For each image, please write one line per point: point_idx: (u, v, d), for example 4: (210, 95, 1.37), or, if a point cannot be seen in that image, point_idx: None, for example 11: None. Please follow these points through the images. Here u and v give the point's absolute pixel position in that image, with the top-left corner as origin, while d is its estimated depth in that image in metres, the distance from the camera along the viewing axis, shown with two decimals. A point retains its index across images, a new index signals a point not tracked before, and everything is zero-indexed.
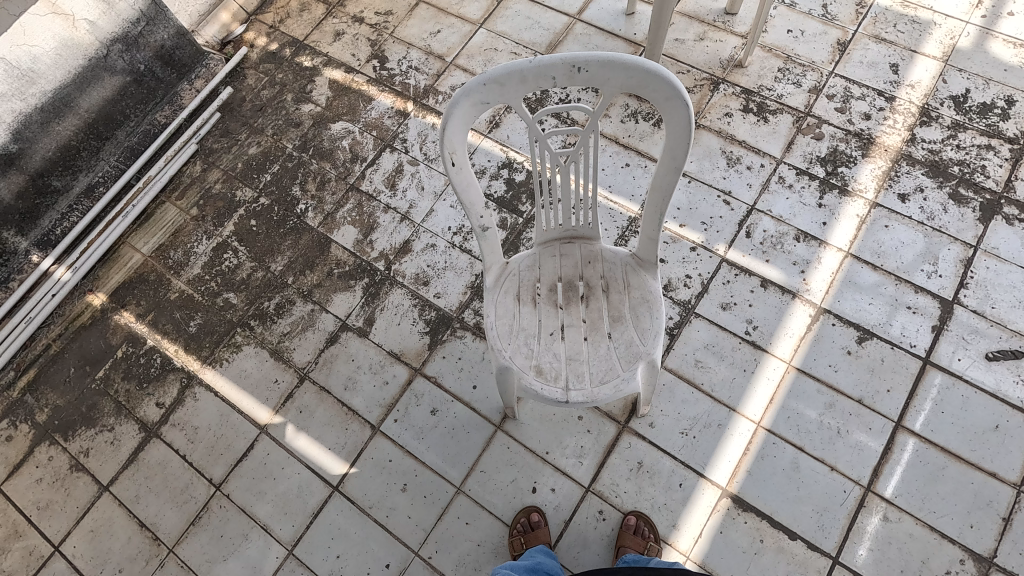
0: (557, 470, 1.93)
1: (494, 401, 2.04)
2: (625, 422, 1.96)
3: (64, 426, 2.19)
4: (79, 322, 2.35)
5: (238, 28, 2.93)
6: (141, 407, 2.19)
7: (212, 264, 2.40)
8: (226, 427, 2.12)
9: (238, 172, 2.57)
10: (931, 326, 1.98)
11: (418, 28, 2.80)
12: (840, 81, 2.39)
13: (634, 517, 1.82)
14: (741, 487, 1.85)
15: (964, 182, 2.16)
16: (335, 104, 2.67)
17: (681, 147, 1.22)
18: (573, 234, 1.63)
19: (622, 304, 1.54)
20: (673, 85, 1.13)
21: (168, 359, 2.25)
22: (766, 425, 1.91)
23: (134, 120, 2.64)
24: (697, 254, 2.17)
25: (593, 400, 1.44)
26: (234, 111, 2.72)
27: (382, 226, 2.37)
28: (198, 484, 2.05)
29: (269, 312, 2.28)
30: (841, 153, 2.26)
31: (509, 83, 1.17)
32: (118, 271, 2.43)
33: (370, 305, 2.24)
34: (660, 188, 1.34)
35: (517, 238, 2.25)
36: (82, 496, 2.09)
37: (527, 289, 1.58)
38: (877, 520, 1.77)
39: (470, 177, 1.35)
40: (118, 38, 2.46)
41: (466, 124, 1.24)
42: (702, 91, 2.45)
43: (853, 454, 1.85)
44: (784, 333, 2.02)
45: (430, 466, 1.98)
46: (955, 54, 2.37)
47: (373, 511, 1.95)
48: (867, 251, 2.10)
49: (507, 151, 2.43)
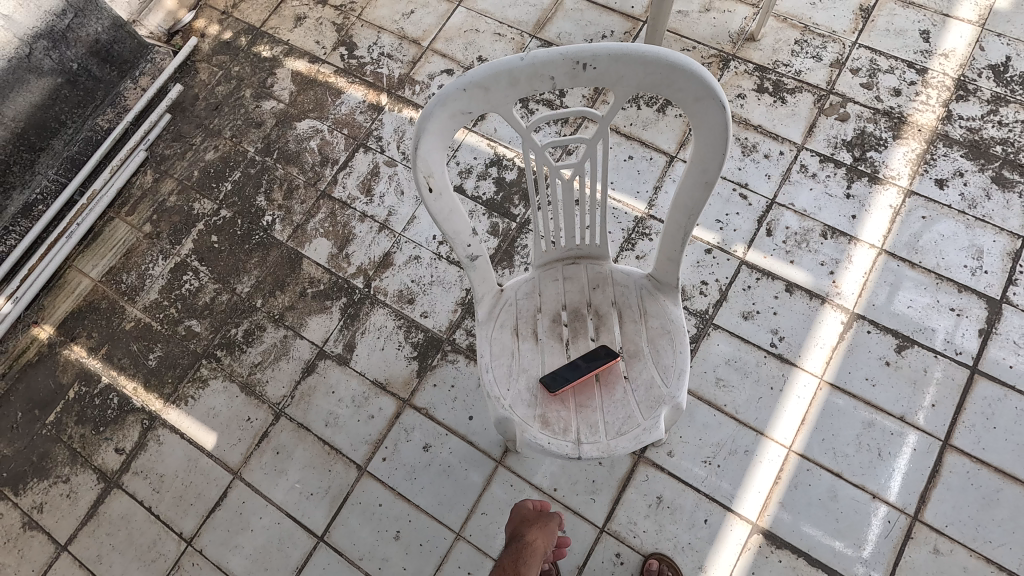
0: (566, 510, 1.73)
1: (493, 433, 1.82)
2: (641, 452, 1.75)
3: (14, 478, 1.96)
4: (25, 358, 2.10)
5: (186, 16, 2.61)
6: (98, 454, 1.96)
7: (170, 288, 2.14)
8: (195, 474, 1.90)
9: (195, 181, 2.30)
10: (978, 330, 1.77)
11: (389, 9, 2.50)
12: (864, 52, 2.13)
13: (657, 560, 1.63)
14: (773, 521, 1.66)
15: (1009, 164, 1.93)
16: (299, 100, 2.38)
17: (715, 156, 0.98)
18: (578, 253, 1.40)
19: (639, 336, 1.31)
20: (706, 83, 0.89)
21: (126, 398, 2.01)
22: (799, 450, 1.71)
23: (72, 126, 2.34)
24: (713, 257, 1.93)
25: (610, 453, 1.22)
26: (185, 111, 2.42)
27: (359, 237, 2.12)
28: (167, 539, 1.84)
29: (237, 340, 2.04)
30: (869, 136, 2.02)
31: (496, 88, 0.92)
32: (65, 300, 2.17)
33: (350, 328, 2.00)
34: (686, 204, 1.10)
35: (510, 247, 2.00)
36: (38, 557, 1.87)
37: (527, 322, 1.35)
38: (926, 553, 1.59)
39: (453, 202, 1.11)
40: (43, 33, 2.16)
41: (444, 140, 0.99)
42: (711, 70, 2.18)
43: (897, 479, 1.66)
44: (814, 344, 1.81)
45: (425, 509, 1.77)
46: (993, 17, 2.11)
47: (363, 564, 1.74)
48: (903, 246, 1.88)
49: (495, 147, 2.17)
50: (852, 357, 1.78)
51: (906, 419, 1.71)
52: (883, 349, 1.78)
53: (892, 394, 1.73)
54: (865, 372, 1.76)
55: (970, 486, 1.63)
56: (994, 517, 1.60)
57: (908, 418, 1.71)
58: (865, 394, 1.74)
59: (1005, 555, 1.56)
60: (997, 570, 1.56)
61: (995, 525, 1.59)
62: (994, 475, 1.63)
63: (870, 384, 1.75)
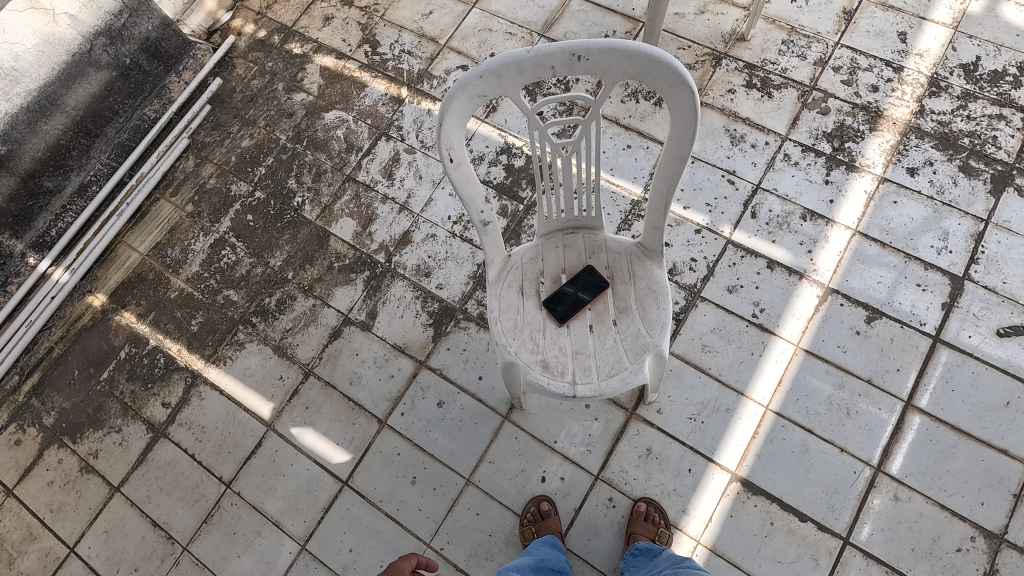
0: (564, 459, 1.93)
1: (500, 392, 2.03)
2: (633, 409, 1.95)
3: (72, 428, 2.19)
4: (81, 323, 2.34)
5: (223, 15, 2.86)
6: (147, 407, 2.18)
7: (210, 261, 2.37)
8: (234, 425, 2.12)
9: (232, 165, 2.53)
10: (941, 303, 1.95)
11: (410, 10, 2.72)
12: (846, 52, 2.32)
13: (644, 503, 1.82)
14: (750, 471, 1.84)
15: (975, 154, 2.11)
16: (327, 92, 2.61)
17: (687, 134, 1.18)
18: (576, 225, 1.60)
19: (628, 295, 1.52)
20: (677, 72, 1.09)
21: (172, 358, 2.24)
22: (775, 408, 1.90)
23: (123, 115, 2.59)
24: (702, 237, 2.13)
25: (600, 393, 1.42)
26: (224, 103, 2.67)
27: (381, 217, 2.33)
28: (209, 482, 2.05)
29: (271, 308, 2.26)
30: (848, 128, 2.21)
31: (506, 75, 1.13)
32: (116, 271, 2.40)
33: (373, 298, 2.21)
34: (665, 177, 1.30)
35: (518, 226, 2.21)
36: (94, 497, 2.09)
37: (530, 282, 1.56)
38: (887, 500, 1.77)
39: (469, 173, 1.31)
40: (102, 31, 2.40)
41: (463, 119, 1.20)
42: (704, 67, 2.38)
43: (863, 435, 1.84)
44: (791, 315, 2.00)
45: (438, 458, 1.98)
46: (965, 20, 2.30)
47: (383, 505, 1.95)
48: (875, 228, 2.06)
49: (505, 136, 2.38)
50: (825, 327, 1.97)
51: (873, 382, 1.89)
52: (854, 319, 1.97)
53: (861, 360, 1.92)
54: (836, 340, 1.95)
55: (928, 441, 1.81)
56: (949, 469, 1.78)
57: (874, 380, 1.89)
58: (836, 360, 1.93)
59: (959, 502, 1.74)
60: (950, 515, 1.73)
61: (950, 476, 1.77)
62: (950, 433, 1.81)
63: (841, 351, 1.94)
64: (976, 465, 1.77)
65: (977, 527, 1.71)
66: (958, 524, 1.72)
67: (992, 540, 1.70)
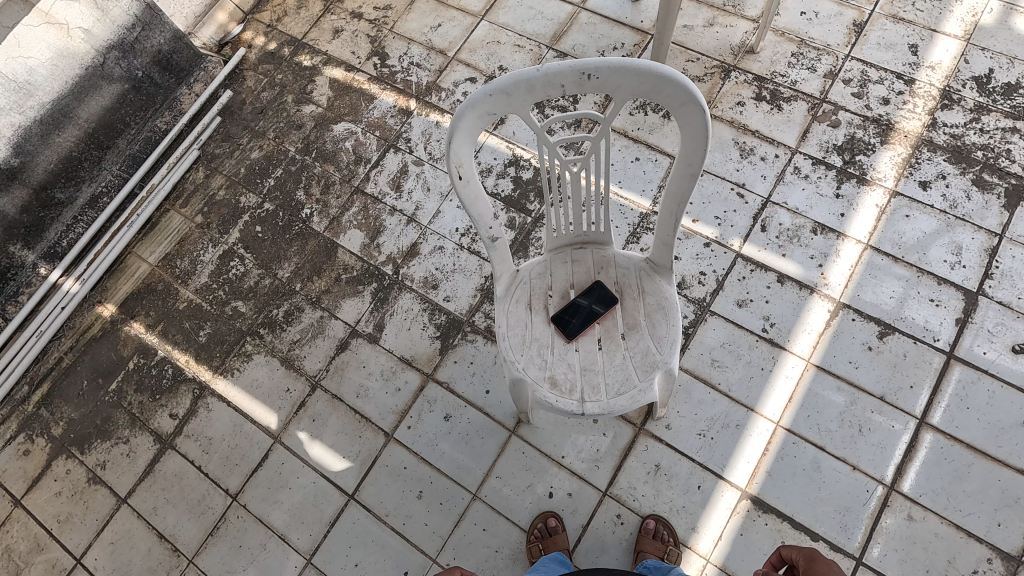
0: (571, 474, 1.91)
1: (507, 405, 2.02)
2: (641, 424, 1.93)
3: (80, 438, 2.19)
4: (90, 333, 2.34)
5: (234, 28, 2.90)
6: (154, 418, 2.18)
7: (219, 273, 2.38)
8: (240, 437, 2.11)
9: (241, 177, 2.54)
10: (955, 319, 1.92)
11: (419, 22, 2.74)
12: (856, 64, 2.31)
13: (653, 521, 1.79)
14: (760, 488, 1.82)
15: (989, 168, 2.09)
16: (336, 104, 2.62)
17: (697, 152, 1.17)
18: (584, 240, 1.60)
19: (637, 311, 1.50)
20: (688, 91, 1.08)
21: (180, 369, 2.24)
22: (786, 425, 1.88)
23: (134, 127, 2.63)
24: (711, 250, 2.12)
25: (608, 411, 1.41)
26: (234, 114, 2.70)
27: (388, 229, 2.34)
28: (215, 495, 2.05)
29: (279, 320, 2.26)
30: (858, 141, 2.19)
31: (516, 94, 1.13)
32: (126, 282, 2.42)
33: (380, 310, 2.21)
34: (676, 194, 1.29)
35: (526, 239, 2.20)
36: (101, 508, 2.08)
37: (538, 298, 1.55)
38: (901, 519, 1.73)
39: (478, 189, 1.30)
40: (115, 45, 2.43)
41: (472, 137, 1.19)
42: (713, 80, 2.38)
43: (876, 453, 1.81)
44: (802, 330, 1.97)
45: (445, 472, 1.97)
46: (978, 32, 2.29)
47: (389, 520, 1.93)
48: (887, 242, 2.04)
49: (513, 148, 2.38)
50: (837, 342, 1.94)
51: (885, 399, 1.87)
52: (866, 335, 1.94)
53: (873, 376, 1.89)
54: (848, 356, 1.93)
55: (943, 460, 1.78)
56: (964, 488, 1.74)
57: (888, 398, 1.87)
58: (848, 376, 1.90)
59: (974, 522, 1.70)
60: (966, 536, 1.70)
61: (966, 495, 1.73)
62: (966, 451, 1.78)
63: (852, 367, 1.91)
64: (993, 485, 1.74)
65: (993, 549, 1.67)
66: (974, 545, 1.68)
67: (1009, 562, 1.66)
